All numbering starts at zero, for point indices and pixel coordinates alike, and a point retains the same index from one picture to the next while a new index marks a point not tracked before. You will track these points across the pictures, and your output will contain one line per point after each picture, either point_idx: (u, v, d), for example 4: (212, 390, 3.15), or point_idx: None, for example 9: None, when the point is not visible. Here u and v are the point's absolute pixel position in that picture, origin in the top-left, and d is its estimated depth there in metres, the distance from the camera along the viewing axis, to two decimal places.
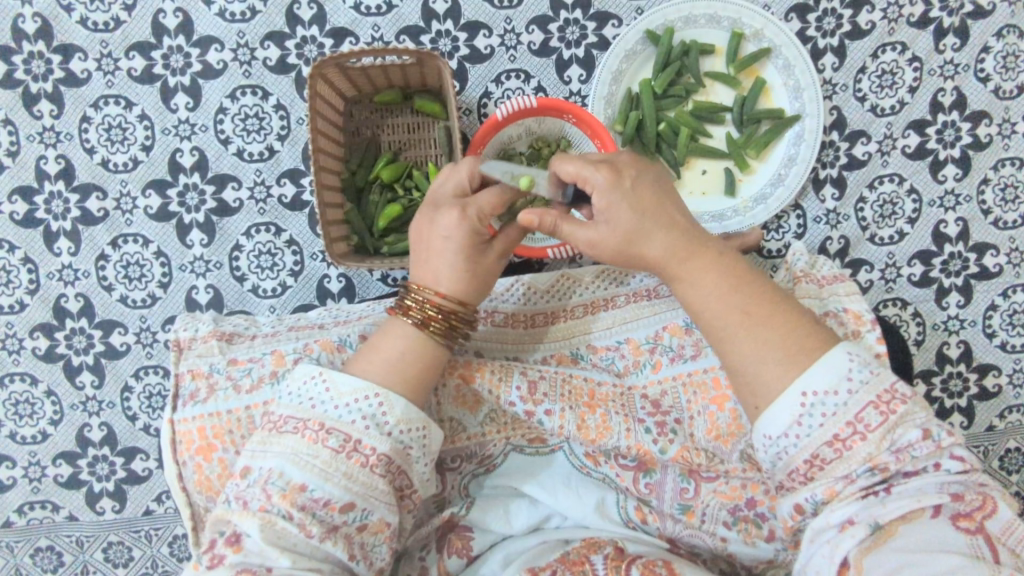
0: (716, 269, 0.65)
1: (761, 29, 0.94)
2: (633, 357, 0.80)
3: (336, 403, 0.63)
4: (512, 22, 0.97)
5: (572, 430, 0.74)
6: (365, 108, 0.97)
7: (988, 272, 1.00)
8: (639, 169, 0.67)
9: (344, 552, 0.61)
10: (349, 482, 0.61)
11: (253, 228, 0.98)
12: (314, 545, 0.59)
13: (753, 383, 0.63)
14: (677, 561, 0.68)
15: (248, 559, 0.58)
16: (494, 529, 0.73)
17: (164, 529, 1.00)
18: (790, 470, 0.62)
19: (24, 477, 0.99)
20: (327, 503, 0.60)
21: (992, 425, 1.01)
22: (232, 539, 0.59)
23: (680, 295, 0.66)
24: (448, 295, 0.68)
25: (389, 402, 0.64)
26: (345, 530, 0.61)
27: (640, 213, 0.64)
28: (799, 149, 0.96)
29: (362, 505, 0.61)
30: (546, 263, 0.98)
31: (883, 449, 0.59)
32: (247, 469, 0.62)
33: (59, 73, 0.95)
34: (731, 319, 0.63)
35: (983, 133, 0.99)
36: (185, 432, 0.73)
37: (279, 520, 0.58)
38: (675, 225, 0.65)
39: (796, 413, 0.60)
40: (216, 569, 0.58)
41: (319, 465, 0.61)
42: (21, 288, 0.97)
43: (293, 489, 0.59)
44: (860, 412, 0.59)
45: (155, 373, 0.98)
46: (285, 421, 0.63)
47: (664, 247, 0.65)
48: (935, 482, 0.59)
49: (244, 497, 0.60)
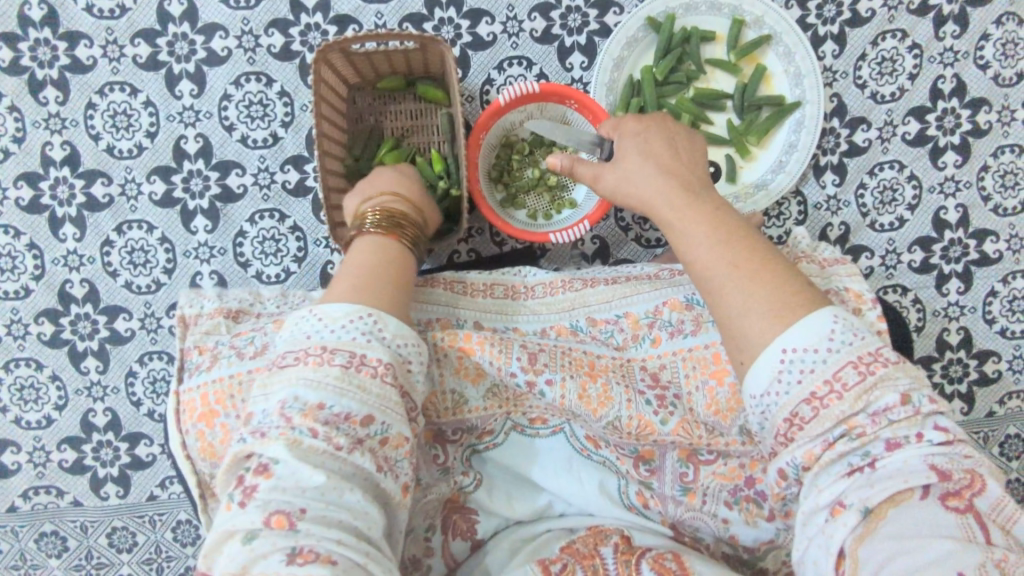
0: (707, 215, 0.67)
1: (761, 16, 0.95)
2: (631, 331, 0.80)
3: (331, 327, 0.58)
4: (514, 10, 0.98)
5: (574, 399, 0.73)
6: (368, 96, 0.98)
7: (988, 259, 1.01)
8: (665, 132, 0.75)
9: (372, 465, 0.54)
10: (365, 394, 0.56)
11: (257, 214, 0.98)
12: (343, 459, 0.53)
13: (738, 337, 0.63)
14: (687, 554, 0.69)
15: (283, 485, 0.51)
16: (499, 513, 0.75)
17: (168, 514, 1.00)
18: (774, 432, 0.62)
19: (28, 463, 0.99)
20: (348, 417, 0.55)
21: (992, 411, 1.02)
22: (259, 469, 0.52)
23: (673, 243, 0.68)
24: (410, 200, 0.77)
25: (383, 319, 0.60)
26: (369, 444, 0.55)
27: (649, 159, 0.72)
28: (800, 136, 0.96)
29: (381, 419, 0.56)
30: (548, 248, 1.01)
31: (858, 411, 0.58)
32: (251, 414, 0.56)
33: (64, 60, 0.96)
34: (719, 266, 0.64)
35: (982, 120, 1.00)
36: (188, 400, 0.70)
37: (305, 439, 0.52)
38: (679, 175, 0.70)
39: (775, 371, 0.60)
40: (250, 504, 0.50)
41: (332, 382, 0.55)
42: (26, 274, 0.98)
43: (312, 408, 0.54)
44: (838, 371, 0.59)
45: (159, 359, 0.99)
46: (285, 356, 0.58)
47: (663, 191, 0.69)
48: (918, 454, 0.57)
49: (261, 429, 0.54)
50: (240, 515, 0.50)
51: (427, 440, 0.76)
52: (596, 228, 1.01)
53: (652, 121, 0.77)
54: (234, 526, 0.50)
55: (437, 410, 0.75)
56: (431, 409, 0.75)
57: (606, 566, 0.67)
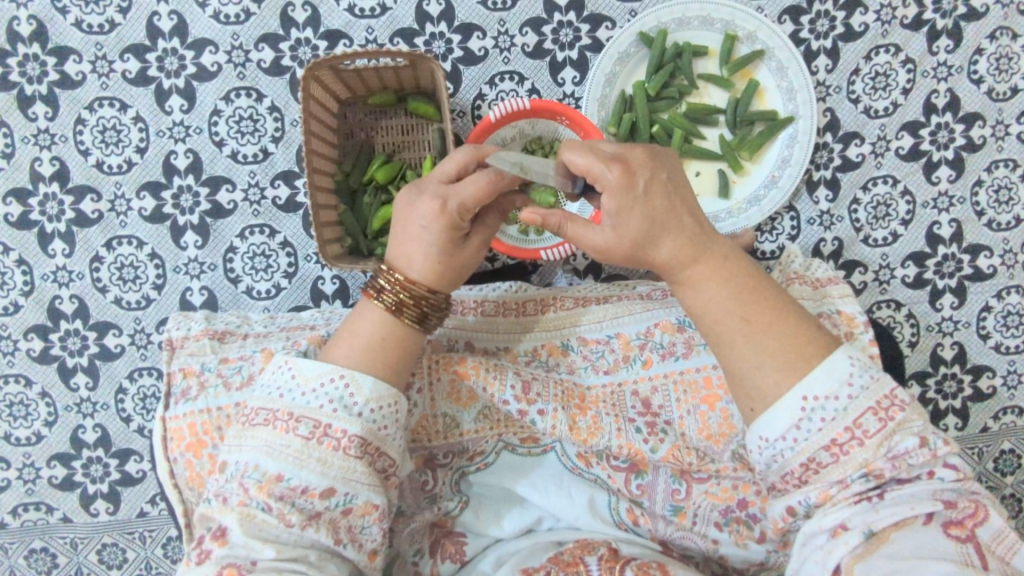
0: (719, 268, 0.63)
1: (753, 31, 0.94)
2: (622, 352, 0.79)
3: (303, 390, 0.61)
4: (506, 24, 0.97)
5: (564, 430, 0.73)
6: (359, 111, 0.97)
7: (982, 274, 1.01)
8: (654, 168, 0.62)
9: (329, 538, 0.59)
10: (325, 467, 0.59)
11: (247, 229, 0.98)
12: (296, 534, 0.58)
13: (750, 389, 0.61)
14: (671, 563, 0.68)
15: (233, 552, 0.57)
16: (488, 533, 0.74)
17: (158, 531, 1.00)
18: (784, 473, 0.61)
19: (18, 479, 0.99)
20: (305, 490, 0.58)
21: (987, 427, 1.01)
22: (217, 533, 0.58)
23: (686, 301, 0.64)
24: (437, 290, 0.66)
25: (357, 382, 0.61)
26: (328, 516, 0.59)
27: (652, 219, 0.61)
28: (792, 151, 0.96)
29: (342, 490, 0.59)
30: (540, 263, 1.00)
31: (880, 455, 0.59)
32: (227, 463, 0.61)
33: (54, 76, 0.96)
34: (732, 323, 0.62)
35: (976, 135, 1.00)
36: (176, 429, 0.71)
37: (258, 513, 0.57)
38: (685, 230, 0.62)
39: (795, 418, 0.59)
40: (203, 565, 0.57)
41: (292, 454, 0.59)
42: (15, 290, 0.97)
43: (269, 480, 0.58)
44: (859, 417, 0.59)
45: (149, 375, 0.98)
46: (257, 414, 0.61)
47: (675, 255, 0.62)
48: (928, 489, 0.58)
49: (224, 493, 0.59)
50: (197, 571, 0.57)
51: (418, 466, 0.75)
52: None
53: (642, 153, 0.62)
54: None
55: (428, 433, 0.74)
56: (423, 432, 0.74)
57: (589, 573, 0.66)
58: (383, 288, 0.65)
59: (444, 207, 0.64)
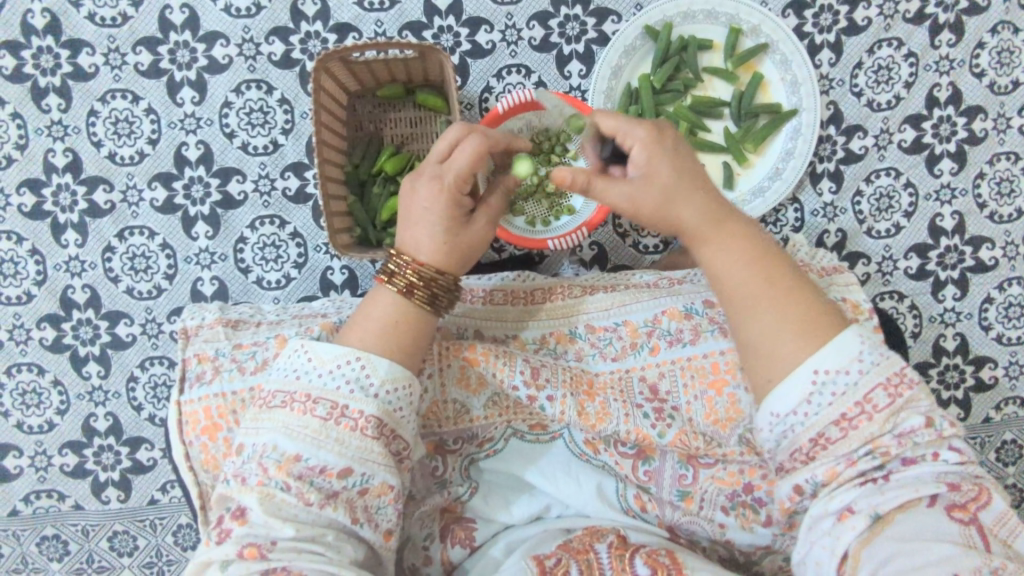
0: (740, 237, 0.65)
1: (758, 25, 0.96)
2: (630, 339, 0.80)
3: (320, 372, 0.62)
4: (513, 18, 0.99)
5: (573, 416, 0.74)
6: (369, 103, 0.99)
7: (985, 265, 1.02)
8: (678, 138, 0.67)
9: (347, 517, 0.60)
10: (342, 447, 0.60)
11: (258, 220, 0.99)
12: (314, 512, 0.59)
13: (766, 357, 0.63)
14: (678, 551, 0.69)
15: (253, 531, 0.58)
16: (497, 517, 0.76)
17: (169, 518, 1.01)
18: (792, 450, 0.62)
19: (30, 467, 1.00)
20: (323, 470, 0.60)
21: (989, 417, 1.02)
22: (236, 513, 0.59)
23: (707, 267, 0.66)
24: (445, 268, 0.67)
25: (371, 363, 0.62)
26: (345, 495, 0.60)
27: (679, 177, 0.64)
28: (796, 144, 0.97)
29: (359, 470, 0.60)
30: (547, 254, 1.01)
31: (885, 432, 0.60)
32: (242, 446, 0.62)
33: (67, 68, 0.97)
34: (750, 291, 0.64)
35: (978, 128, 1.01)
36: (191, 412, 0.72)
37: (277, 493, 0.58)
38: (708, 196, 0.65)
39: (806, 392, 0.60)
40: (224, 543, 0.58)
41: (310, 434, 0.60)
42: (28, 279, 0.98)
43: (288, 460, 0.59)
44: (869, 392, 0.60)
45: (160, 364, 1.00)
46: (273, 396, 0.62)
47: (700, 217, 0.65)
48: (932, 471, 0.59)
49: (242, 473, 0.60)
50: (217, 550, 0.58)
51: (429, 450, 0.76)
52: (595, 235, 1.01)
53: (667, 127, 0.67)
54: (210, 558, 0.57)
55: (438, 419, 0.75)
56: (433, 418, 0.75)
57: (600, 561, 0.66)
58: (392, 271, 0.67)
59: (440, 188, 0.66)
